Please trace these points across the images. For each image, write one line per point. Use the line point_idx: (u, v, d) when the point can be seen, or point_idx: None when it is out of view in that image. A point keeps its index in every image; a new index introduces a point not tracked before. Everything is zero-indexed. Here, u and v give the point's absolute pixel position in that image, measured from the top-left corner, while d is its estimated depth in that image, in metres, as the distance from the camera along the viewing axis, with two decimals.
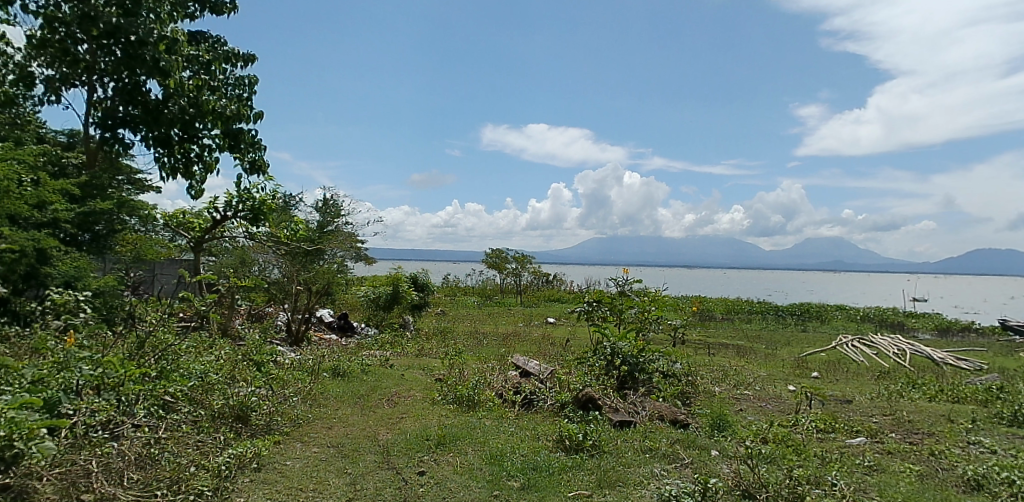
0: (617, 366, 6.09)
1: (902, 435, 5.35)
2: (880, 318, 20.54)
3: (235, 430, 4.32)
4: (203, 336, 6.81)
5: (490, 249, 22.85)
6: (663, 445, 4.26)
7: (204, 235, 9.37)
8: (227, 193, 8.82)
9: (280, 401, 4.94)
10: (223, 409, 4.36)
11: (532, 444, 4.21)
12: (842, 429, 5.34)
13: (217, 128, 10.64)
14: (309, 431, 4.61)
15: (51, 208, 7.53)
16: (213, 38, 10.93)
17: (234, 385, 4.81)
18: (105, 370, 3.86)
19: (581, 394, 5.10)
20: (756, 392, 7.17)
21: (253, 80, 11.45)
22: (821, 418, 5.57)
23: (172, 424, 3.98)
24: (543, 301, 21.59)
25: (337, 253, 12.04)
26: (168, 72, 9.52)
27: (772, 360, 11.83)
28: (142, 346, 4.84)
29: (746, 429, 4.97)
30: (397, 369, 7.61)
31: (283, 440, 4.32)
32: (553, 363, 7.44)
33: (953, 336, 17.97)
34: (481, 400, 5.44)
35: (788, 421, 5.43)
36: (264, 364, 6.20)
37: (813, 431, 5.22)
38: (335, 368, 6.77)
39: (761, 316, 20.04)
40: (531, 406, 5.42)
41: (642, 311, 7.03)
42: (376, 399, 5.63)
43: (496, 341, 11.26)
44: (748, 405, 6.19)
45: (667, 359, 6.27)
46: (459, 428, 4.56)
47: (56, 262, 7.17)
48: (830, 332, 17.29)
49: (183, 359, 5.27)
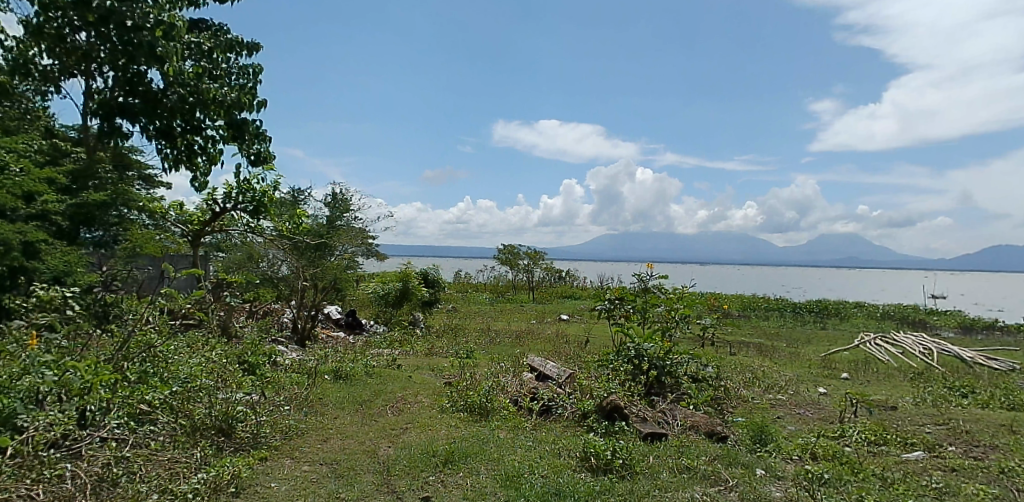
0: (645, 371, 5.62)
1: (963, 448, 4.78)
2: (902, 316, 19.82)
3: (217, 446, 3.86)
4: (198, 336, 6.40)
5: (502, 245, 22.43)
6: (702, 464, 3.75)
7: (204, 228, 8.91)
8: (226, 183, 8.37)
9: (272, 409, 4.47)
10: (205, 420, 3.93)
11: (553, 463, 3.72)
12: (895, 441, 4.78)
13: (220, 118, 10.22)
14: (301, 445, 4.15)
15: (39, 199, 7.15)
16: (215, 26, 10.62)
17: (223, 389, 4.39)
18: (71, 374, 3.41)
19: (606, 402, 4.62)
20: (791, 397, 6.63)
21: (257, 69, 11.05)
22: (870, 428, 5.02)
23: (145, 438, 3.56)
24: (556, 298, 21.08)
25: (348, 250, 11.46)
26: (164, 58, 9.11)
27: (797, 359, 11.27)
28: (126, 346, 4.39)
29: (790, 442, 4.45)
30: (404, 370, 7.17)
31: (271, 457, 3.87)
32: (572, 364, 6.95)
33: (978, 334, 17.27)
34: (494, 408, 4.96)
35: (834, 432, 4.91)
36: (259, 366, 5.80)
37: (863, 444, 4.67)
38: (337, 370, 6.31)
39: (779, 313, 19.42)
40: (549, 414, 4.97)
41: (669, 310, 6.50)
42: (379, 406, 5.17)
43: (508, 339, 10.80)
44: (786, 413, 5.66)
45: (698, 362, 5.78)
46: (469, 442, 4.08)
47: (45, 257, 6.86)
48: (852, 330, 16.67)
49: (171, 360, 4.87)
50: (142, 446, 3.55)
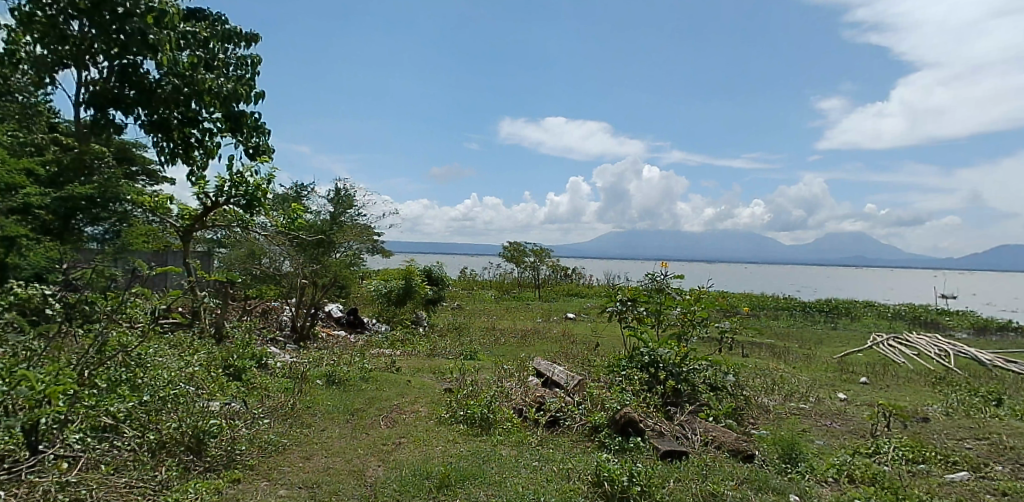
0: (662, 380, 5.25)
1: (1010, 468, 4.37)
2: (914, 316, 19.33)
3: (184, 467, 3.50)
4: (185, 338, 6.06)
5: (509, 242, 22.06)
6: (728, 490, 3.36)
7: (194, 223, 8.50)
8: (218, 176, 7.93)
9: (251, 422, 4.11)
10: (174, 435, 3.58)
11: (561, 488, 3.35)
12: (936, 460, 4.38)
13: (216, 109, 9.84)
14: (280, 464, 3.79)
15: (21, 192, 6.84)
16: (214, 16, 10.30)
17: (201, 399, 4.11)
18: (22, 384, 3.06)
19: (620, 416, 4.24)
20: (814, 406, 6.21)
21: (257, 60, 10.71)
22: (906, 444, 4.61)
23: (92, 463, 3.25)
24: (561, 296, 20.70)
25: (352, 247, 11.10)
26: (157, 47, 8.78)
27: (812, 362, 10.83)
28: (101, 350, 4.01)
29: (823, 461, 4.05)
30: (404, 373, 6.81)
31: (244, 479, 3.53)
32: (580, 369, 6.55)
33: (992, 336, 16.76)
34: (498, 420, 4.57)
35: (868, 448, 4.51)
36: (246, 371, 5.49)
37: (901, 463, 4.28)
38: (331, 374, 5.94)
39: (788, 313, 18.94)
40: (557, 426, 4.59)
41: (686, 312, 6.08)
42: (372, 417, 4.79)
43: (514, 339, 10.41)
44: (812, 425, 5.25)
45: (718, 369, 5.43)
46: (468, 461, 3.70)
47: (26, 253, 6.63)
48: (864, 330, 16.17)
49: (154, 363, 4.54)
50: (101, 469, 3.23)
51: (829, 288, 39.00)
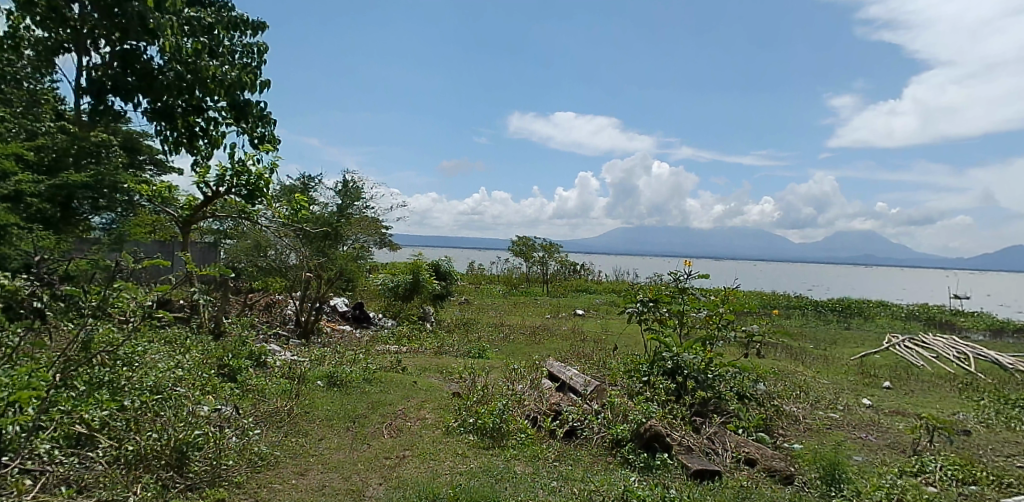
0: (689, 389, 4.93)
1: None
2: (929, 316, 18.86)
3: (162, 485, 3.21)
4: (180, 335, 5.76)
5: (517, 236, 21.71)
6: None
7: (194, 213, 8.20)
8: (219, 164, 7.56)
9: (241, 432, 3.83)
10: (154, 448, 3.29)
11: None
12: (987, 481, 4.01)
13: (220, 97, 9.55)
14: (272, 480, 3.50)
15: (13, 178, 6.57)
16: (220, 2, 10.05)
17: (189, 403, 3.81)
18: None
19: (645, 429, 3.91)
20: (845, 415, 5.82)
21: (264, 48, 10.46)
22: (954, 461, 4.24)
23: (59, 477, 3.00)
24: (570, 292, 20.31)
25: (360, 239, 10.75)
26: (158, 32, 8.49)
27: (830, 365, 10.44)
28: (82, 347, 3.57)
29: (867, 482, 3.70)
30: (410, 373, 6.49)
31: (229, 498, 3.27)
32: (596, 372, 6.21)
33: (1009, 337, 16.26)
34: (511, 431, 4.23)
35: (912, 467, 4.16)
36: (242, 371, 5.16)
37: (950, 483, 3.93)
38: (332, 375, 5.62)
39: (800, 312, 18.50)
40: (574, 437, 4.27)
41: (711, 315, 5.73)
42: (375, 424, 4.48)
43: (521, 336, 10.07)
44: (848, 439, 4.89)
45: (746, 377, 5.09)
46: (479, 480, 3.37)
47: (16, 242, 6.35)
48: (879, 331, 15.73)
49: (142, 361, 4.25)
50: (71, 495, 2.92)
51: (838, 287, 38.27)
